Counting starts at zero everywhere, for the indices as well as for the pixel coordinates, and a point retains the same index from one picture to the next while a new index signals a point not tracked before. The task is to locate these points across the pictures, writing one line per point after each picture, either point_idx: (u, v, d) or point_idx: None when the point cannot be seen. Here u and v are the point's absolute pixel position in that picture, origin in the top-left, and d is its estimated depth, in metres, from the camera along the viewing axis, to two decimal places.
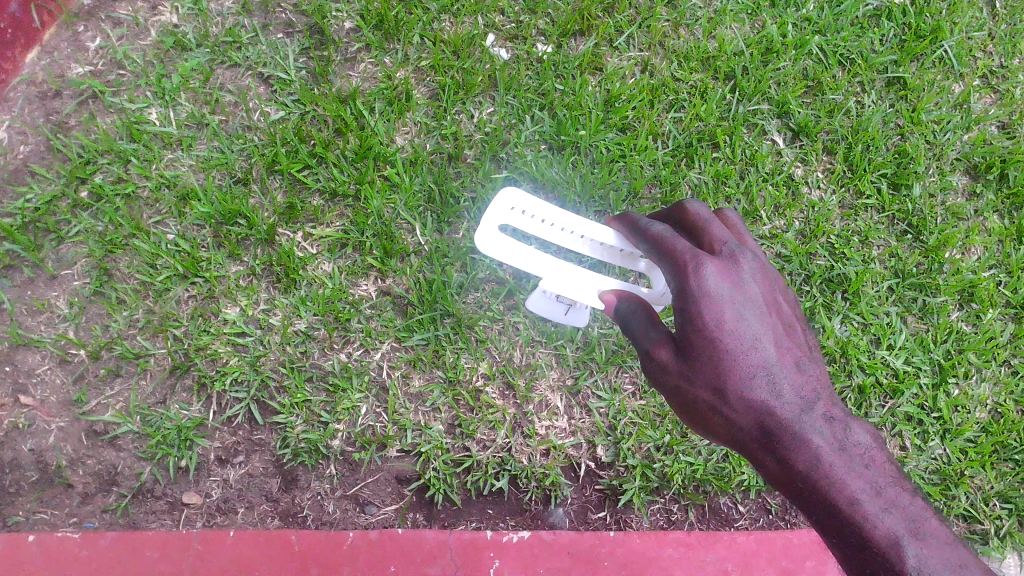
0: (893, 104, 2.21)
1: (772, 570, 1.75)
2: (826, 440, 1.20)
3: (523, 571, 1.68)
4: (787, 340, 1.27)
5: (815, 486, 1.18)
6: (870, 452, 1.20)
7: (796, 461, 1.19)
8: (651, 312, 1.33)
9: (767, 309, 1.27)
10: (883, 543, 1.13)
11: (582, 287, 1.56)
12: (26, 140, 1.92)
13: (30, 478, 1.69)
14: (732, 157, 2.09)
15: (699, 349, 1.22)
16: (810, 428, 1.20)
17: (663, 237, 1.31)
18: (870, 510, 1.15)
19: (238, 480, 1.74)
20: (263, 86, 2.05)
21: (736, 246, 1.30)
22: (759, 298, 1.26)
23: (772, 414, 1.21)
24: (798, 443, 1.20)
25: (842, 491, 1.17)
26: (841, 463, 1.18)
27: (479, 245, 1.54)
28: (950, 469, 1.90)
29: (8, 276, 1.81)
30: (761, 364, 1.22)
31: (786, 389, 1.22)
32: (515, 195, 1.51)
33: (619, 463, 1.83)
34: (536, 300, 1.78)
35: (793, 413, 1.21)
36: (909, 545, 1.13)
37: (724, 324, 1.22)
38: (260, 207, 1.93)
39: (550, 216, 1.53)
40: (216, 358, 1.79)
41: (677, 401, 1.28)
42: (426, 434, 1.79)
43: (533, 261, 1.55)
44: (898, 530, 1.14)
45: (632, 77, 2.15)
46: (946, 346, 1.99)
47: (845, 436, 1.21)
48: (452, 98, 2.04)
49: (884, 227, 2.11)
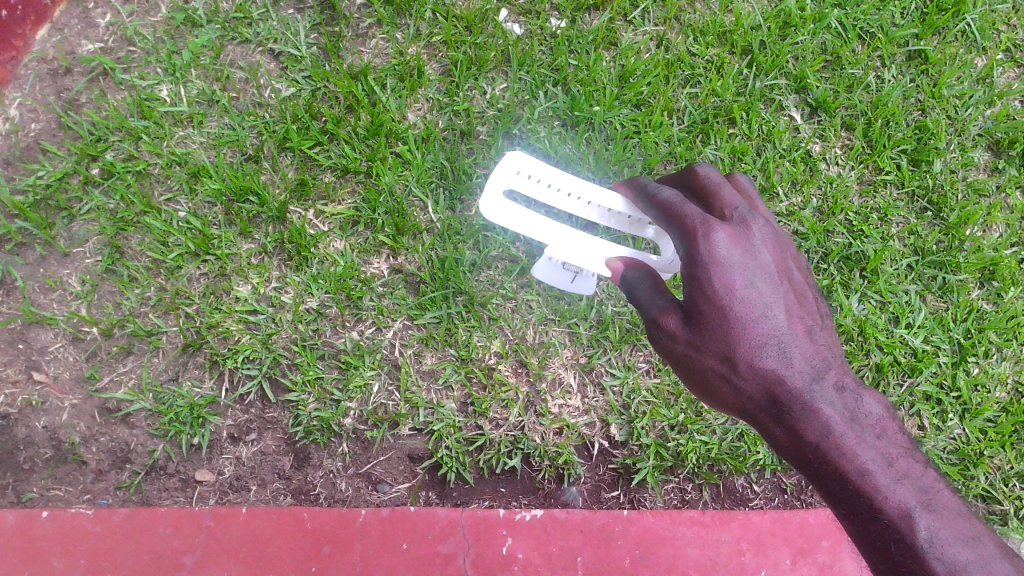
0: (914, 79, 2.17)
1: (786, 550, 1.74)
2: (838, 410, 1.18)
3: (535, 549, 1.68)
4: (798, 308, 1.25)
5: (825, 457, 1.17)
6: (881, 422, 1.19)
7: (807, 432, 1.18)
8: (658, 280, 1.31)
9: (778, 276, 1.24)
10: (894, 515, 1.12)
11: (589, 254, 1.53)
12: (37, 117, 1.91)
13: (45, 455, 1.69)
14: (748, 133, 2.06)
15: (708, 317, 1.20)
16: (821, 399, 1.19)
17: (671, 202, 1.28)
18: (881, 481, 1.14)
19: (251, 457, 1.74)
20: (273, 63, 2.03)
21: (747, 211, 1.27)
22: (770, 266, 1.23)
23: (782, 384, 1.19)
24: (809, 413, 1.18)
25: (853, 462, 1.15)
26: (853, 434, 1.17)
27: (484, 211, 1.52)
28: (969, 449, 1.87)
29: (21, 254, 1.81)
30: (772, 333, 1.21)
31: (796, 358, 1.20)
32: (521, 159, 1.47)
33: (633, 442, 1.81)
34: (542, 268, 1.73)
35: (804, 382, 1.19)
36: (920, 517, 1.12)
37: (734, 292, 1.19)
38: (271, 184, 1.92)
39: (557, 181, 1.50)
40: (228, 336, 1.79)
41: (684, 369, 1.26)
42: (438, 413, 1.78)
43: (539, 227, 1.54)
44: (910, 502, 1.13)
45: (648, 52, 2.12)
46: (966, 325, 1.96)
47: (857, 406, 1.19)
48: (464, 74, 2.01)
49: (904, 203, 2.07)
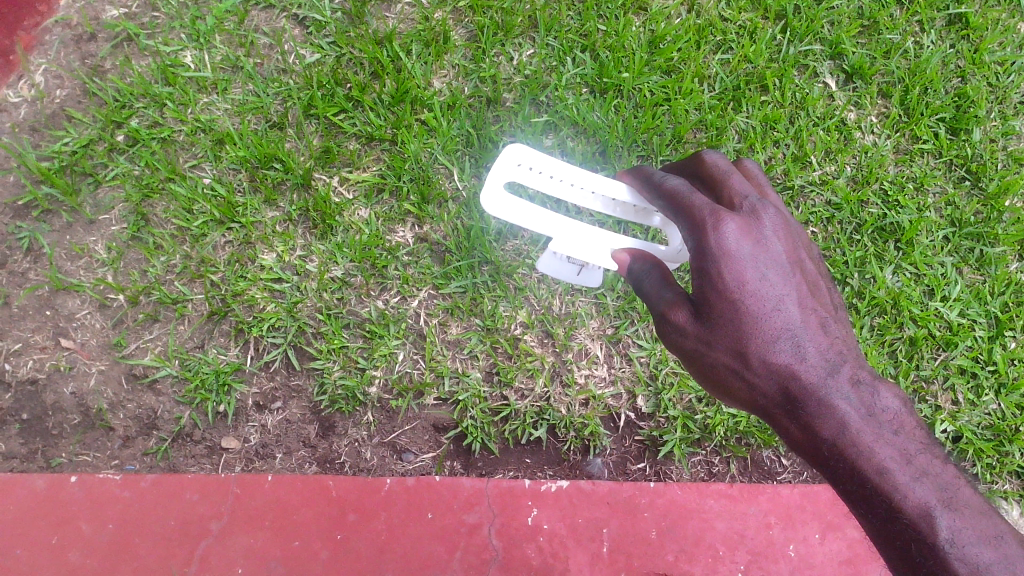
0: (954, 44, 2.11)
1: (815, 524, 1.67)
2: (854, 406, 1.16)
3: (561, 520, 1.61)
4: (811, 299, 1.21)
5: (843, 454, 1.14)
6: (898, 416, 1.16)
7: (822, 428, 1.15)
8: (664, 271, 1.28)
9: (790, 268, 1.21)
10: (914, 514, 1.10)
11: (593, 247, 1.49)
12: (62, 84, 1.91)
13: (73, 421, 1.69)
14: (782, 100, 2.01)
15: (719, 310, 1.17)
16: (836, 394, 1.16)
17: (678, 191, 1.24)
18: (901, 480, 1.11)
19: (277, 425, 1.73)
20: (298, 28, 2.02)
21: (757, 200, 1.23)
22: (782, 256, 1.20)
23: (796, 378, 1.16)
24: (823, 409, 1.15)
25: (872, 460, 1.13)
26: (870, 430, 1.14)
27: (487, 207, 1.47)
28: (1005, 424, 1.80)
29: (47, 220, 1.81)
30: (784, 326, 1.18)
31: (810, 352, 1.17)
32: (521, 151, 1.44)
33: (660, 414, 1.78)
34: (546, 261, 1.70)
35: (819, 377, 1.16)
36: (942, 516, 1.10)
37: (745, 284, 1.16)
38: (296, 151, 1.91)
39: (559, 172, 1.46)
40: (253, 304, 1.79)
41: (695, 365, 1.22)
42: (464, 382, 1.76)
43: (542, 220, 1.48)
44: (930, 501, 1.10)
45: (678, 17, 2.07)
46: (1004, 298, 1.89)
47: (873, 401, 1.16)
48: (491, 39, 1.99)
49: (941, 173, 2.00)
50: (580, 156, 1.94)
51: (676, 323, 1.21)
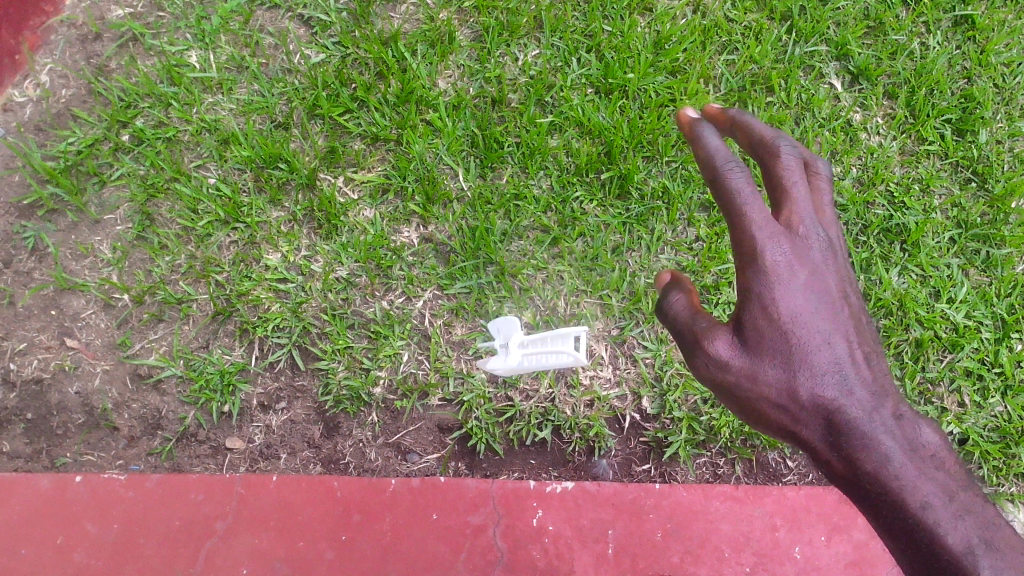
0: (960, 46, 2.10)
1: (821, 526, 1.61)
2: (898, 440, 1.01)
3: (566, 522, 1.58)
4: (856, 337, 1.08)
5: (885, 494, 0.99)
6: (940, 453, 1.03)
7: (863, 464, 1.00)
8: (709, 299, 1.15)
9: (833, 294, 1.10)
10: (959, 550, 0.94)
11: None
12: (67, 83, 1.93)
13: (78, 421, 1.69)
14: (787, 101, 2.01)
15: (768, 336, 1.07)
16: (879, 427, 1.02)
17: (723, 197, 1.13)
18: (941, 515, 0.96)
19: (281, 426, 1.73)
20: (303, 28, 2.03)
21: (805, 214, 1.10)
22: (825, 279, 1.09)
23: (837, 410, 1.03)
24: (865, 443, 1.01)
25: (915, 495, 0.98)
26: (913, 466, 1.00)
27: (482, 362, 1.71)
28: (1011, 427, 1.76)
29: (53, 220, 1.82)
30: (823, 352, 1.06)
31: (852, 382, 1.05)
32: None
33: (665, 415, 1.76)
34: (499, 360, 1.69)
35: (862, 410, 1.03)
36: (983, 556, 0.94)
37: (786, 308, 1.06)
38: (301, 151, 1.91)
39: None
40: (258, 304, 1.79)
41: (731, 396, 1.10)
42: (469, 383, 1.76)
43: None
44: (973, 539, 0.95)
45: (684, 18, 2.07)
46: (1011, 300, 1.87)
47: (915, 435, 1.03)
48: (496, 40, 2.00)
49: (947, 174, 1.99)
50: (585, 156, 1.92)
51: (714, 349, 1.09)
